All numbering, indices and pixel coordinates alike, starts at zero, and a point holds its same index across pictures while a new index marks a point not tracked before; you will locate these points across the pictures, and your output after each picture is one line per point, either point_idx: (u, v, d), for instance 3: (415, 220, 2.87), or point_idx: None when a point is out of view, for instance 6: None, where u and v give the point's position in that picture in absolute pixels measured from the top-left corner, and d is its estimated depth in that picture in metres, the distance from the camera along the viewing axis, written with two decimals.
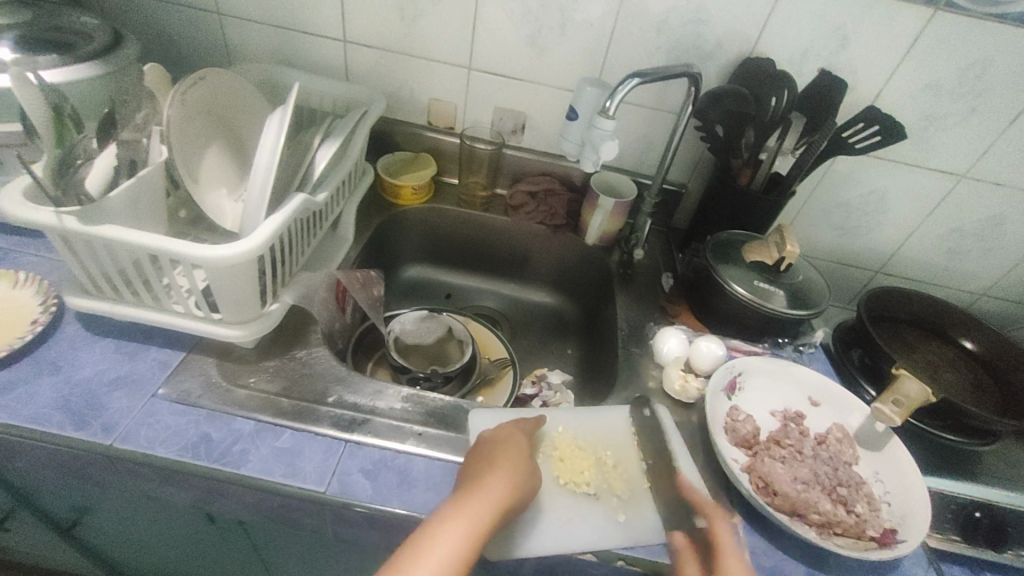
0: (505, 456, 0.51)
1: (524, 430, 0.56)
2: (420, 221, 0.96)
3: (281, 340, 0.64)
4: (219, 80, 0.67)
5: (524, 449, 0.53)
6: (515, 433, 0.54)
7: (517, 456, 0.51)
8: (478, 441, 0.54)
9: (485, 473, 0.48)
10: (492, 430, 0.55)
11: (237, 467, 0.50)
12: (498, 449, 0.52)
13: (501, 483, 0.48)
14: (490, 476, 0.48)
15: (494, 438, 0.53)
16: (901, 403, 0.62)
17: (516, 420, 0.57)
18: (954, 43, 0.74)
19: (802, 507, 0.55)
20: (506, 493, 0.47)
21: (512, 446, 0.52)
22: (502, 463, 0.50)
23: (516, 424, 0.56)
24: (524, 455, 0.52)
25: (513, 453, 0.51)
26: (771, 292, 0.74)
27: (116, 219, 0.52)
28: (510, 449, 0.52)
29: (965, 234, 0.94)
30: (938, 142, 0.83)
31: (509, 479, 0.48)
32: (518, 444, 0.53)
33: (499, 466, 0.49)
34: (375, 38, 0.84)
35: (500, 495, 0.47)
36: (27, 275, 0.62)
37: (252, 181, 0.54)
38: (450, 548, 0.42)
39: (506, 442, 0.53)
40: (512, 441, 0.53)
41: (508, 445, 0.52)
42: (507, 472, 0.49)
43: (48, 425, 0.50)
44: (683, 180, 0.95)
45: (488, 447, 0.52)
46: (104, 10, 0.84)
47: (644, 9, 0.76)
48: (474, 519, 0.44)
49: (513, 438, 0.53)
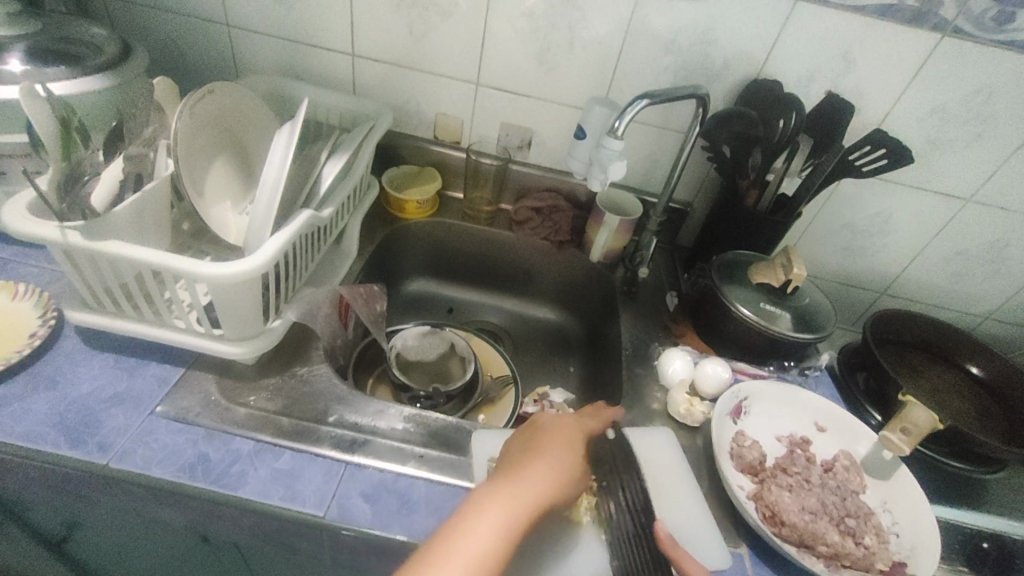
0: (554, 450, 0.51)
1: (582, 426, 0.55)
2: (424, 235, 0.95)
3: (282, 356, 0.63)
4: (226, 93, 0.67)
5: (574, 442, 0.53)
6: (568, 427, 0.54)
7: (566, 449, 0.51)
8: (530, 428, 0.54)
9: (530, 464, 0.49)
10: (545, 418, 0.55)
11: (235, 488, 0.49)
12: (547, 440, 0.52)
13: (543, 478, 0.48)
14: (534, 467, 0.49)
15: (545, 428, 0.54)
16: (909, 432, 0.61)
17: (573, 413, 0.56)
18: (962, 69, 0.74)
19: (809, 539, 0.54)
20: (547, 487, 0.48)
21: (563, 438, 0.52)
22: (549, 455, 0.50)
23: (573, 417, 0.56)
24: (574, 448, 0.52)
25: (562, 445, 0.51)
26: (777, 314, 0.73)
27: (119, 233, 0.51)
28: (560, 443, 0.52)
29: (970, 257, 0.94)
30: (944, 166, 0.83)
31: (553, 473, 0.49)
32: (570, 437, 0.53)
33: (543, 461, 0.49)
34: (383, 53, 0.84)
35: (541, 487, 0.47)
36: (27, 287, 0.61)
37: (259, 197, 0.54)
38: (488, 534, 0.43)
39: (557, 434, 0.53)
40: (563, 433, 0.53)
41: (558, 437, 0.52)
42: (553, 464, 0.49)
43: (43, 444, 0.49)
44: (688, 199, 0.95)
45: (538, 436, 0.53)
46: (112, 20, 0.84)
47: (652, 29, 0.76)
48: (513, 509, 0.45)
49: (565, 431, 0.53)
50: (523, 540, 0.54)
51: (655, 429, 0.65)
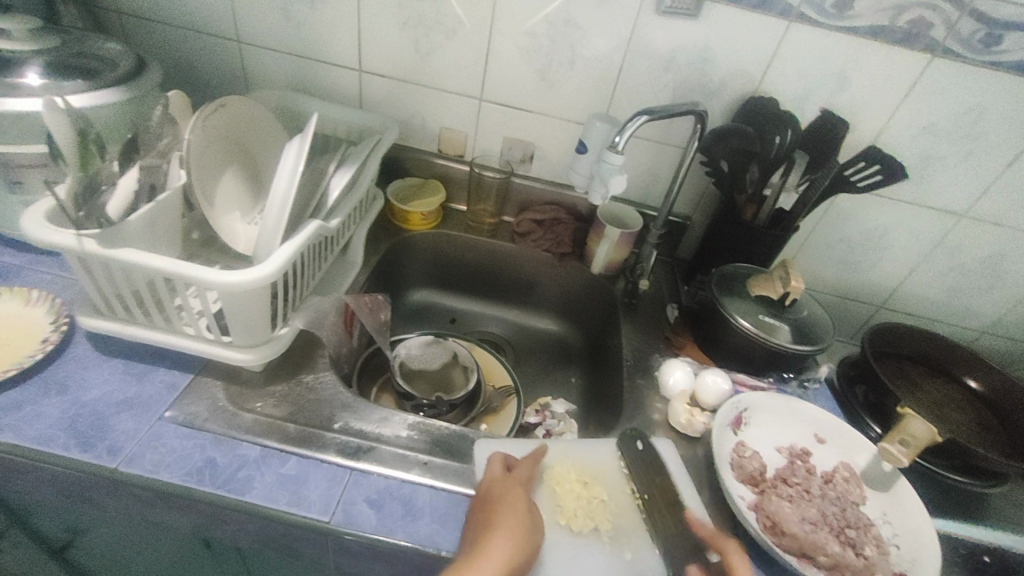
0: (506, 509, 0.50)
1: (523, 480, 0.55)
2: (428, 246, 0.96)
3: (288, 364, 0.64)
4: (238, 107, 0.68)
5: (524, 502, 0.52)
6: (513, 487, 0.53)
7: (518, 512, 0.50)
8: (477, 496, 0.53)
9: (488, 538, 0.47)
10: (488, 481, 0.54)
11: (242, 493, 0.50)
12: (497, 507, 0.50)
13: (507, 543, 0.47)
14: (492, 540, 0.47)
15: (492, 492, 0.52)
16: (907, 444, 0.62)
17: (513, 468, 0.56)
18: (953, 88, 0.76)
19: (810, 549, 0.54)
20: (508, 554, 0.46)
21: (512, 500, 0.51)
22: (503, 521, 0.49)
23: (512, 473, 0.55)
24: (524, 508, 0.51)
25: (513, 508, 0.50)
26: (776, 326, 0.74)
27: (134, 241, 0.52)
28: (508, 500, 0.51)
29: (966, 271, 0.95)
30: (938, 182, 0.85)
31: (511, 539, 0.47)
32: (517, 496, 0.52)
33: (500, 526, 0.48)
34: (390, 69, 0.86)
35: (504, 556, 0.46)
36: (40, 294, 0.62)
37: (270, 207, 0.55)
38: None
39: (506, 496, 0.52)
40: (511, 494, 0.52)
41: (507, 500, 0.51)
42: (511, 526, 0.48)
43: (54, 447, 0.50)
44: (688, 212, 0.96)
45: (488, 505, 0.51)
46: (128, 35, 0.87)
47: (652, 47, 0.79)
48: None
49: (511, 492, 0.52)
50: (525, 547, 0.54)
51: (658, 439, 0.66)
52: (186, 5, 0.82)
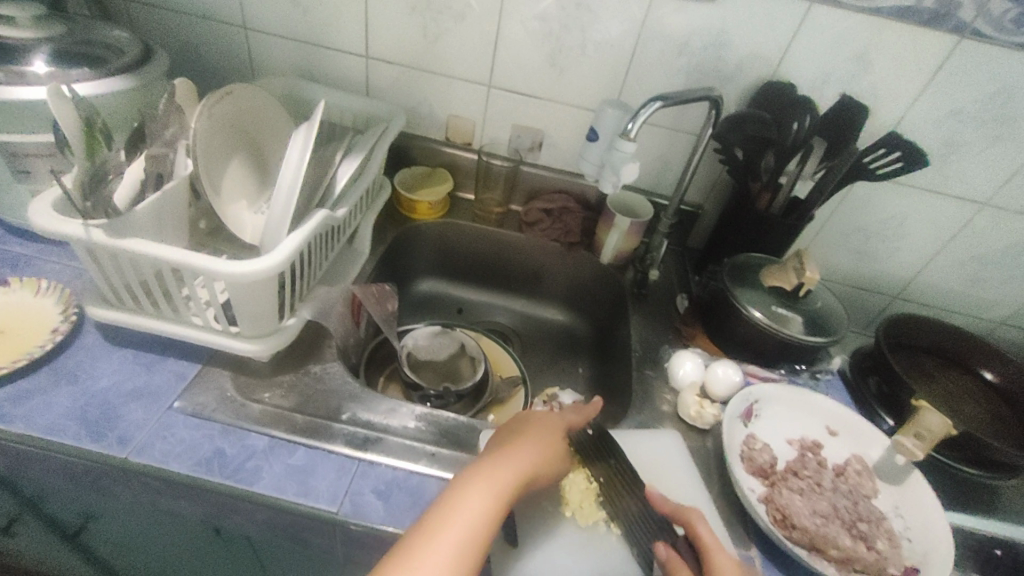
0: (535, 429, 0.54)
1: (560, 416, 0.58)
2: (435, 235, 0.96)
3: (296, 354, 0.64)
4: (244, 95, 0.67)
5: (556, 431, 0.55)
6: (547, 416, 0.56)
7: (546, 434, 0.53)
8: (513, 420, 0.57)
9: (515, 445, 0.50)
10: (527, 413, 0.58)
11: (251, 483, 0.50)
12: (527, 426, 0.54)
13: (531, 452, 0.50)
14: (518, 447, 0.50)
15: (527, 417, 0.56)
16: (922, 437, 0.61)
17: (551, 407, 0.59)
18: (978, 71, 0.73)
19: (821, 543, 0.54)
20: (531, 462, 0.49)
21: (544, 426, 0.55)
22: (531, 438, 0.52)
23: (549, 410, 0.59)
24: (555, 434, 0.54)
25: (543, 431, 0.54)
26: (788, 317, 0.73)
27: (141, 231, 0.52)
28: (540, 425, 0.54)
29: (985, 262, 0.93)
30: (960, 169, 0.83)
31: (535, 450, 0.51)
32: (550, 424, 0.55)
33: (528, 438, 0.52)
34: (397, 55, 0.84)
35: (525, 464, 0.49)
36: (49, 283, 0.62)
37: (276, 197, 0.55)
38: (476, 504, 0.44)
39: (537, 421, 0.55)
40: (544, 421, 0.55)
41: (539, 425, 0.55)
42: (537, 443, 0.52)
43: (64, 436, 0.50)
44: (699, 201, 0.94)
45: (520, 426, 0.54)
46: (133, 22, 0.86)
47: (665, 31, 0.77)
48: (500, 481, 0.46)
49: (545, 419, 0.56)
50: (531, 540, 0.53)
51: (665, 432, 0.65)
52: None
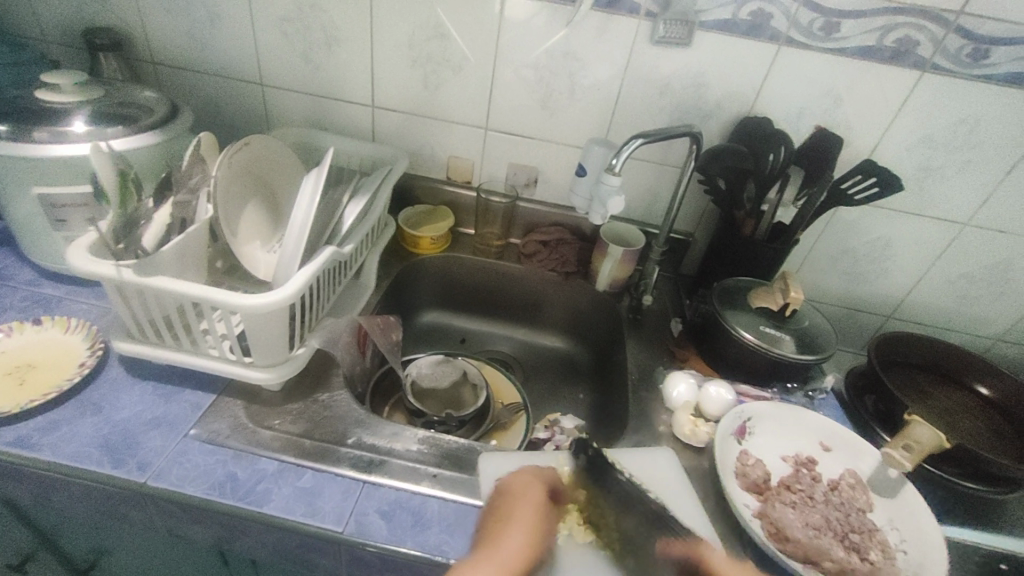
0: (521, 506, 0.53)
1: (544, 476, 0.57)
2: (438, 268, 1.00)
3: (305, 383, 0.67)
4: (260, 145, 0.74)
5: (537, 501, 0.54)
6: (530, 480, 0.56)
7: (529, 511, 0.53)
8: (497, 490, 0.56)
9: (501, 535, 0.50)
10: (509, 476, 0.57)
11: (261, 505, 0.53)
12: (513, 503, 0.54)
13: (518, 539, 0.50)
14: (505, 536, 0.50)
15: (511, 486, 0.55)
16: (911, 449, 0.61)
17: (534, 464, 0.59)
18: (944, 102, 0.78)
19: (815, 555, 0.55)
20: (518, 551, 0.49)
21: (528, 498, 0.54)
22: (515, 520, 0.52)
23: (531, 467, 0.58)
24: (538, 506, 0.54)
25: (528, 506, 0.53)
26: (779, 337, 0.76)
27: (164, 270, 0.57)
28: (524, 498, 0.54)
29: (973, 280, 0.95)
30: (937, 192, 0.86)
31: (522, 536, 0.50)
32: (533, 494, 0.55)
33: (514, 521, 0.52)
34: (400, 103, 0.91)
35: (513, 555, 0.48)
36: (78, 322, 0.67)
37: (288, 236, 0.59)
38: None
39: (521, 489, 0.55)
40: (527, 492, 0.55)
41: (522, 500, 0.54)
42: (523, 530, 0.51)
43: (89, 463, 0.54)
44: (689, 229, 0.99)
45: (505, 502, 0.54)
46: (160, 82, 0.94)
47: (649, 73, 0.82)
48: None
49: (530, 488, 0.55)
50: None
51: (660, 450, 0.66)
52: (214, 54, 0.89)
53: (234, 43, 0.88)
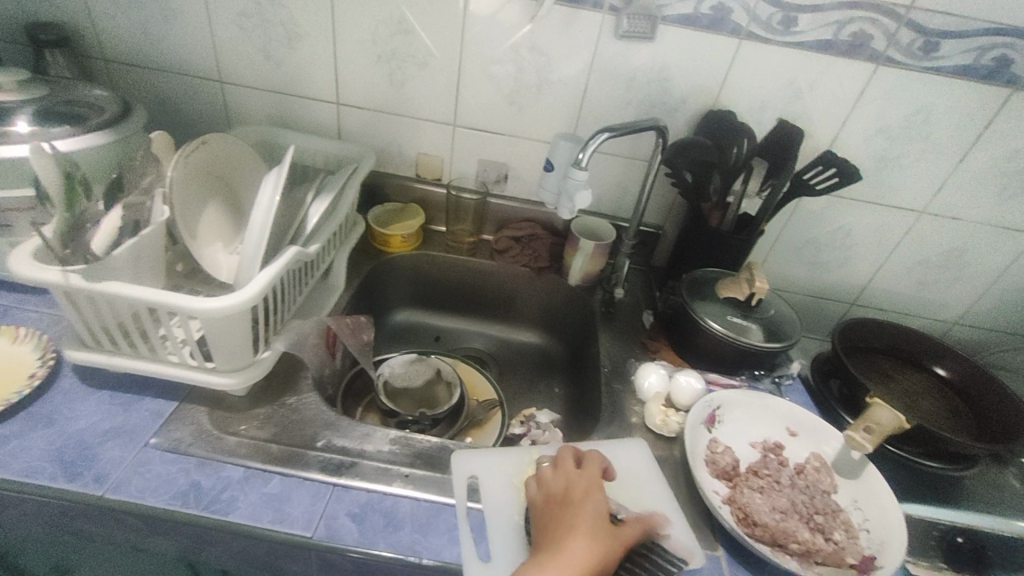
0: (580, 512, 0.50)
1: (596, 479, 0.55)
2: (409, 267, 0.99)
3: (272, 387, 0.66)
4: (218, 144, 0.71)
5: (596, 503, 0.51)
6: (583, 484, 0.53)
7: (593, 515, 0.50)
8: (548, 498, 0.53)
9: (563, 544, 0.47)
10: (560, 483, 0.54)
11: (226, 513, 0.52)
12: (570, 510, 0.51)
13: (586, 544, 0.47)
14: (570, 541, 0.47)
15: (567, 493, 0.53)
16: (872, 431, 0.63)
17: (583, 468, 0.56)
18: (899, 93, 0.80)
19: (781, 537, 0.56)
20: (585, 558, 0.46)
21: (589, 503, 0.51)
22: (579, 525, 0.49)
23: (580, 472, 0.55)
24: (599, 509, 0.51)
25: (591, 511, 0.50)
26: (746, 326, 0.77)
27: (117, 274, 0.55)
28: (584, 503, 0.51)
29: (930, 266, 0.99)
30: (894, 182, 0.89)
31: (588, 541, 0.47)
32: (591, 497, 0.52)
33: (578, 526, 0.49)
34: (365, 100, 0.90)
35: (578, 562, 0.46)
36: (28, 331, 0.64)
37: (248, 236, 0.58)
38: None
39: (576, 494, 0.52)
40: (586, 499, 0.52)
41: (584, 506, 0.51)
42: (589, 534, 0.48)
43: (41, 478, 0.51)
44: (659, 222, 1.00)
45: (562, 509, 0.51)
46: (113, 80, 0.91)
47: (615, 67, 0.83)
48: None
49: (591, 494, 0.52)
50: None
51: (631, 442, 0.67)
52: (170, 50, 0.86)
53: (190, 39, 0.85)
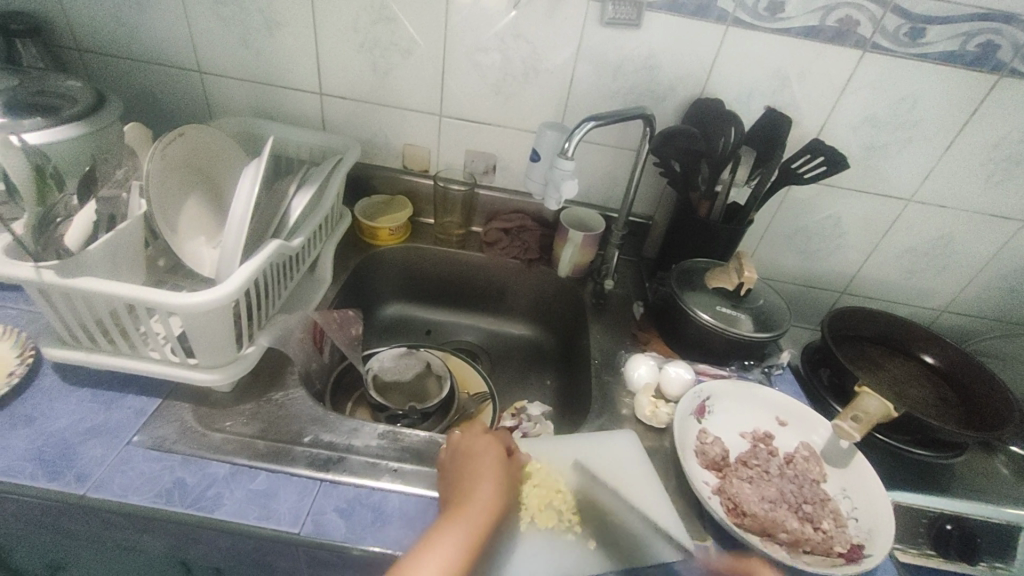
0: (484, 462, 0.54)
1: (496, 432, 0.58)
2: (398, 260, 0.98)
3: (258, 383, 0.65)
4: (197, 136, 0.70)
5: (497, 454, 0.55)
6: (485, 436, 0.57)
7: (494, 464, 0.54)
8: (452, 450, 0.56)
9: (470, 492, 0.51)
10: (465, 437, 0.57)
11: (212, 510, 0.51)
12: (474, 460, 0.54)
13: (489, 491, 0.51)
14: (475, 491, 0.51)
15: (469, 445, 0.56)
16: (859, 419, 0.64)
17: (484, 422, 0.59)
18: (886, 80, 0.80)
19: (771, 527, 0.56)
20: (489, 505, 0.50)
21: (488, 454, 0.55)
22: (482, 475, 0.52)
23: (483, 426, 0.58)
24: (499, 459, 0.55)
25: (491, 462, 0.54)
26: (735, 316, 0.77)
27: (94, 270, 0.53)
28: (486, 454, 0.55)
29: (918, 254, 0.99)
30: (882, 170, 0.89)
31: (490, 488, 0.51)
32: (492, 448, 0.56)
33: (480, 474, 0.52)
34: (349, 90, 0.88)
35: (484, 509, 0.50)
36: (6, 329, 0.63)
37: (228, 230, 0.56)
38: (445, 565, 0.45)
39: (477, 445, 0.56)
40: (487, 450, 0.55)
41: (483, 455, 0.54)
42: (490, 481, 0.52)
43: (21, 477, 0.51)
44: (649, 213, 0.99)
45: (464, 459, 0.54)
46: (89, 71, 0.88)
47: (602, 56, 0.82)
48: (466, 538, 0.47)
49: (491, 447, 0.56)
50: (489, 544, 0.54)
51: (620, 433, 0.67)
52: (146, 40, 0.84)
53: (167, 28, 0.83)
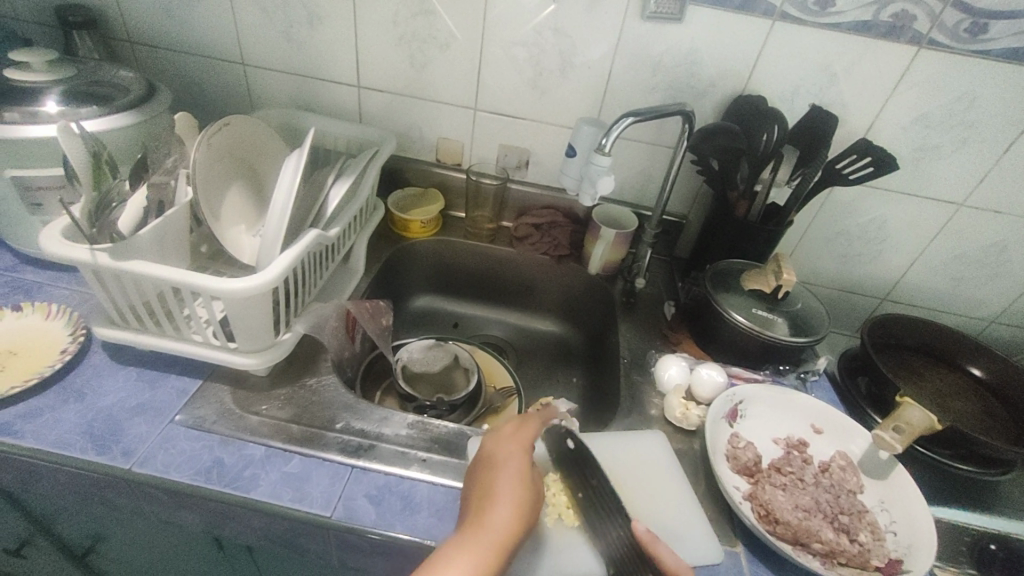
0: (504, 475, 0.51)
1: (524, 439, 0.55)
2: (428, 252, 0.99)
3: (292, 368, 0.66)
4: (241, 126, 0.72)
5: (521, 465, 0.52)
6: (509, 446, 0.54)
7: (516, 477, 0.51)
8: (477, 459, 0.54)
9: (487, 509, 0.48)
10: (490, 446, 0.55)
11: (248, 490, 0.52)
12: (496, 471, 0.52)
13: (507, 509, 0.48)
14: (491, 510, 0.48)
15: (493, 456, 0.53)
16: (902, 430, 0.61)
17: (513, 429, 0.56)
18: (942, 78, 0.76)
19: (804, 536, 0.55)
20: (507, 528, 0.47)
21: (511, 465, 0.52)
22: (502, 493, 0.50)
23: (512, 433, 0.56)
24: (524, 471, 0.52)
25: (513, 475, 0.51)
26: (771, 320, 0.75)
27: (144, 254, 0.56)
28: (508, 466, 0.52)
29: (967, 260, 0.95)
30: (933, 172, 0.85)
31: (508, 506, 0.49)
32: (515, 460, 0.53)
33: (500, 490, 0.50)
34: (386, 83, 0.89)
35: (498, 531, 0.47)
36: (59, 308, 0.66)
37: (270, 218, 0.58)
38: None
39: (500, 455, 0.53)
40: (509, 461, 0.52)
41: (504, 467, 0.52)
42: (509, 498, 0.49)
43: (72, 450, 0.53)
44: (683, 211, 0.97)
45: (485, 471, 0.52)
46: (139, 63, 0.92)
47: (642, 50, 0.80)
48: (480, 560, 0.44)
49: (514, 456, 0.53)
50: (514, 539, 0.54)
51: (652, 433, 0.66)
52: (194, 32, 0.87)
53: (214, 21, 0.85)
